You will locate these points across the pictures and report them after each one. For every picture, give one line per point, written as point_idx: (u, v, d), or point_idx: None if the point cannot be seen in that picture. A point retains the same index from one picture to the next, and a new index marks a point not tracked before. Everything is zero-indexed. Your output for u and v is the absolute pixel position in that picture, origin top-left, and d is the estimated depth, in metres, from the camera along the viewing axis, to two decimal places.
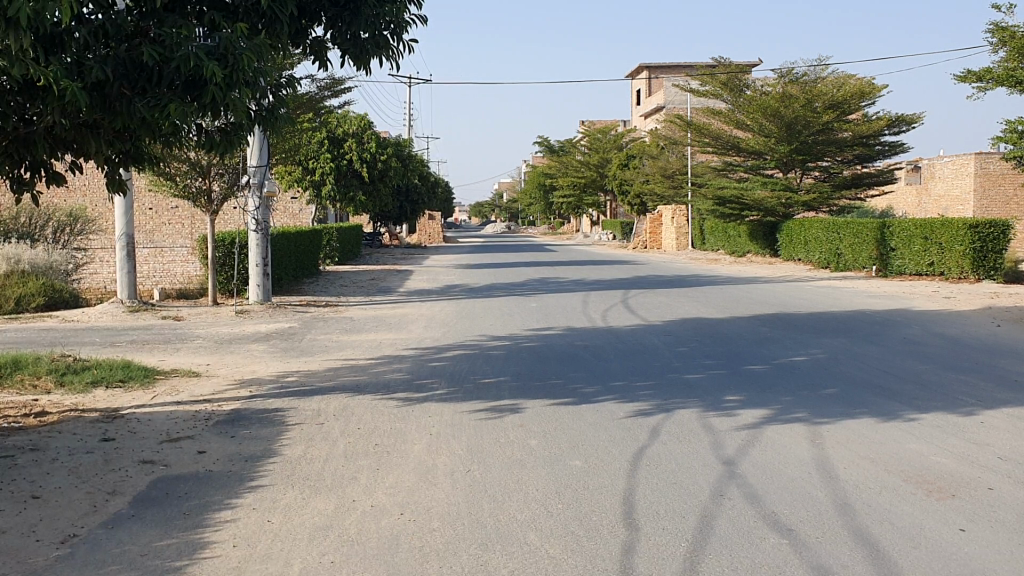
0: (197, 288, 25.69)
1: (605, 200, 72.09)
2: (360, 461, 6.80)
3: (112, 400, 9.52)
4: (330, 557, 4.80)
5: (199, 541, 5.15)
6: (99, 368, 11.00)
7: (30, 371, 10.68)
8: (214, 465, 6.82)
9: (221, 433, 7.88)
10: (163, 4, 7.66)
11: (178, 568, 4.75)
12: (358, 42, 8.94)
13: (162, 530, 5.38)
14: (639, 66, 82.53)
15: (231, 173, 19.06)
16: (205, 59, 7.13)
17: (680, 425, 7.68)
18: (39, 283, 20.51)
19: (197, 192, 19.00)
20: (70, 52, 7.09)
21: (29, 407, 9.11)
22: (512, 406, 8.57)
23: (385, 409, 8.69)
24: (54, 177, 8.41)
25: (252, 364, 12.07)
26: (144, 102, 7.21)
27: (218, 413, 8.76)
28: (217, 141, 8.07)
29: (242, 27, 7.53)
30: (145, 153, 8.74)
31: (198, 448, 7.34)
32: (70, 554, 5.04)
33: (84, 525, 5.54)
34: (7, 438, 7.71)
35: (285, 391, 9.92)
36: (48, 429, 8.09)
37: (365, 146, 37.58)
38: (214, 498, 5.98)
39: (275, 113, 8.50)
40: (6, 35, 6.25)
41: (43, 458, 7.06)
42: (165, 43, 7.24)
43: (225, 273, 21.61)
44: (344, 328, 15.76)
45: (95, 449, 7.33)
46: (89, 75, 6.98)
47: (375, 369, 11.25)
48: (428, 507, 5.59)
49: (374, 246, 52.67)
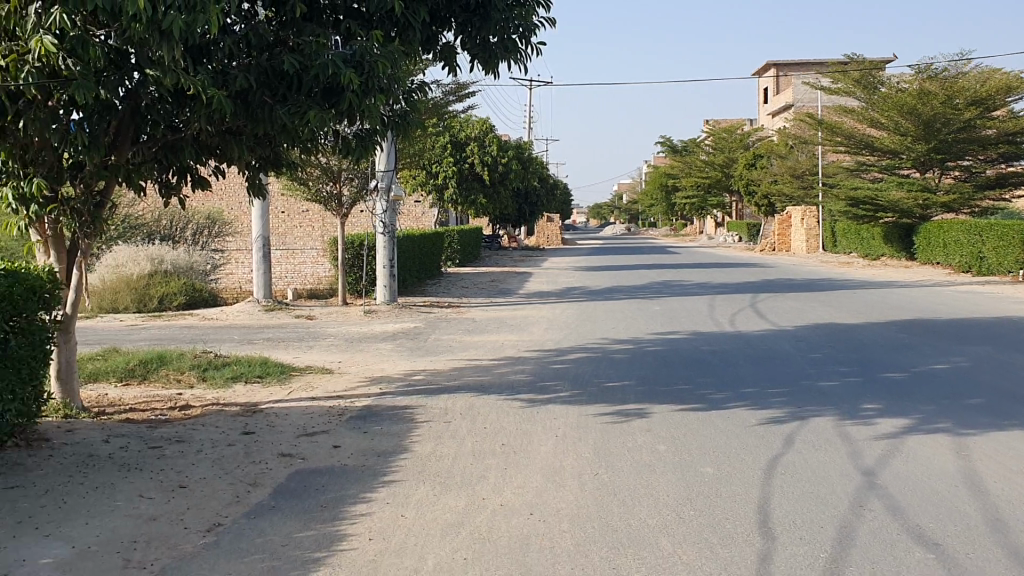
0: (327, 289, 26.56)
1: (731, 200, 70.77)
2: (489, 460, 6.86)
3: (250, 396, 9.90)
4: (463, 554, 4.86)
5: (336, 534, 5.30)
6: (237, 364, 11.46)
7: (174, 367, 11.23)
8: (349, 460, 7.01)
9: (352, 429, 8.08)
10: (302, 15, 7.99)
11: (317, 559, 4.89)
12: (487, 46, 9.05)
13: (301, 521, 5.56)
14: (767, 65, 80.53)
15: (360, 177, 19.40)
16: (342, 65, 7.34)
17: (816, 434, 7.44)
18: (180, 283, 21.60)
19: (328, 196, 19.39)
20: (217, 60, 7.43)
21: (174, 400, 9.58)
22: (640, 411, 8.49)
23: (512, 410, 8.74)
24: (200, 181, 8.81)
25: (381, 363, 12.35)
26: (284, 109, 7.48)
27: (350, 410, 8.99)
28: (352, 147, 8.31)
29: (376, 34, 7.73)
30: (283, 158, 9.03)
31: (332, 443, 7.56)
32: (215, 542, 5.26)
33: (227, 514, 5.78)
34: (155, 430, 8.12)
35: (412, 390, 10.11)
36: (192, 422, 8.49)
37: (487, 149, 37.95)
38: (349, 492, 6.14)
39: (407, 117, 8.70)
40: (160, 47, 6.56)
41: (188, 450, 7.40)
42: (304, 52, 7.51)
43: (353, 274, 22.27)
44: (468, 329, 15.93)
45: (236, 443, 7.64)
46: (234, 84, 7.28)
47: (500, 371, 11.33)
48: (558, 509, 5.60)
49: (494, 247, 53.14)
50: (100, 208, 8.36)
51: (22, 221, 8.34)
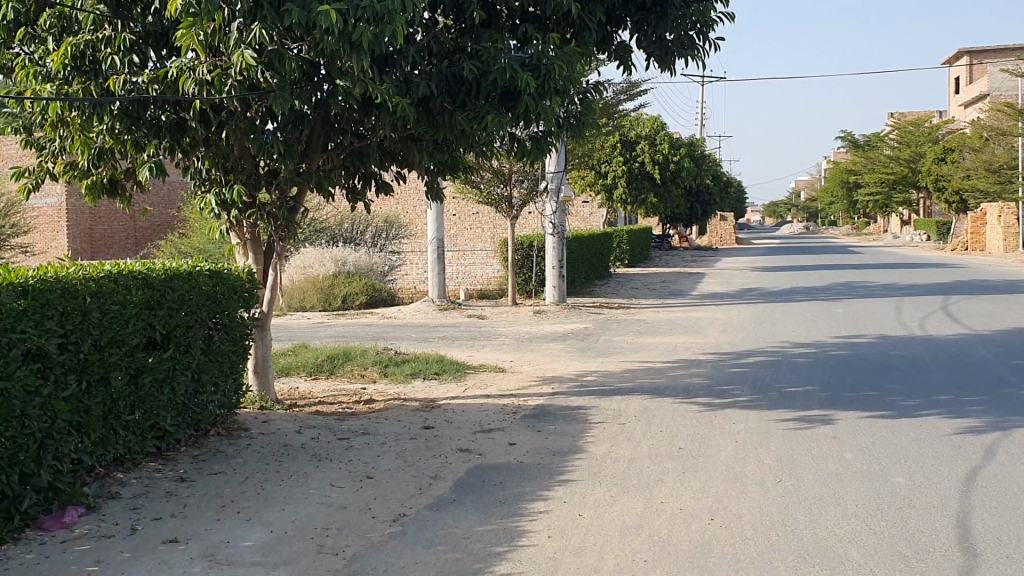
0: (499, 289, 27.06)
1: (918, 197, 66.98)
2: (666, 463, 6.80)
3: (429, 392, 10.23)
4: (643, 556, 4.85)
5: (516, 530, 5.40)
6: (416, 361, 11.86)
7: (357, 363, 11.75)
8: (525, 457, 7.13)
9: (528, 427, 8.20)
10: (480, 21, 8.17)
11: (499, 553, 5.00)
12: (662, 43, 8.96)
13: (482, 515, 5.71)
14: (959, 53, 75.69)
15: (531, 180, 19.73)
16: (520, 69, 7.46)
17: (1020, 446, 6.94)
18: (362, 283, 22.53)
19: (499, 198, 19.87)
20: (401, 69, 7.70)
21: (358, 395, 10.04)
22: (823, 417, 8.19)
23: (688, 413, 8.63)
24: (383, 186, 9.17)
25: (554, 362, 12.47)
26: (464, 114, 7.67)
27: (525, 408, 9.14)
28: (528, 149, 8.42)
29: (553, 37, 7.80)
30: (461, 162, 9.26)
31: (509, 440, 7.70)
32: (401, 532, 5.48)
33: (411, 506, 6.00)
34: (343, 422, 8.54)
35: (585, 390, 10.15)
36: (376, 415, 8.87)
37: (658, 148, 37.65)
38: (527, 489, 6.24)
39: (582, 119, 8.74)
40: (349, 58, 6.86)
41: (373, 442, 7.73)
42: (482, 57, 7.67)
43: (524, 275, 22.61)
44: (640, 331, 15.84)
45: (417, 437, 7.91)
46: (416, 91, 7.54)
47: (673, 373, 11.20)
48: (739, 514, 5.49)
49: (665, 247, 52.54)
50: (292, 213, 8.83)
51: (224, 225, 8.92)
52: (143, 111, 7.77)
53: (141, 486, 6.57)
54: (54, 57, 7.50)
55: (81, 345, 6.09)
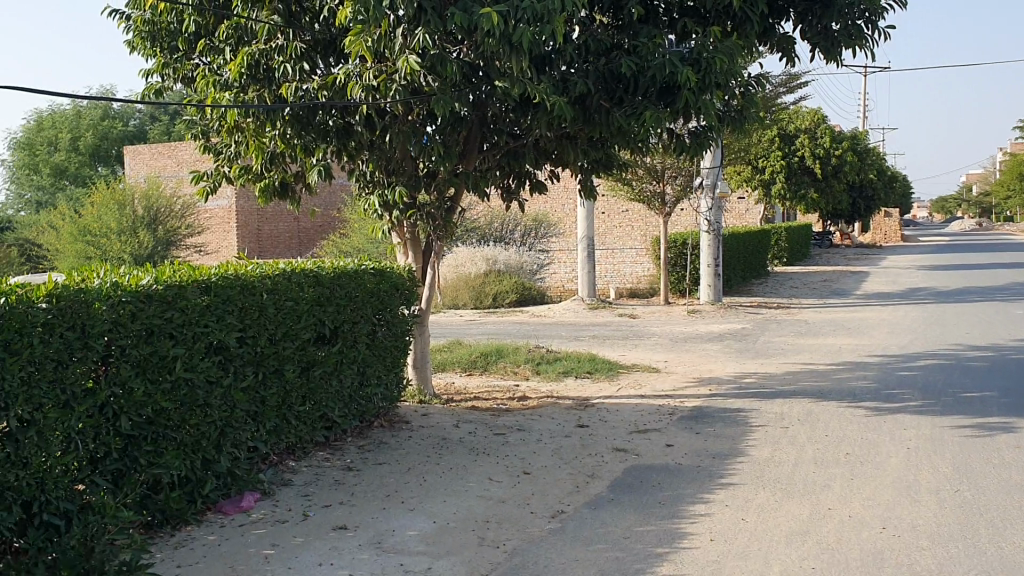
0: (650, 288, 26.82)
1: None
2: (832, 468, 6.56)
3: (582, 390, 10.25)
4: (812, 564, 4.69)
5: (677, 531, 5.34)
6: (569, 359, 11.90)
7: (511, 360, 11.90)
8: (683, 458, 7.03)
9: (685, 428, 8.08)
10: (638, 17, 8.10)
11: (659, 554, 4.95)
12: (829, 33, 8.64)
13: (642, 516, 5.66)
14: None
15: (685, 176, 19.39)
16: (679, 64, 7.35)
17: None
18: (512, 281, 22.81)
19: (652, 195, 19.67)
20: (559, 69, 7.71)
21: (513, 391, 10.16)
22: (1004, 425, 7.70)
23: (853, 418, 8.29)
24: (539, 184, 9.22)
25: (709, 363, 12.25)
26: (622, 111, 7.63)
27: (681, 409, 9.01)
28: (687, 144, 8.29)
29: (714, 30, 7.65)
30: (616, 159, 9.21)
31: (666, 441, 7.61)
32: (561, 528, 5.51)
33: (570, 503, 6.02)
34: (499, 418, 8.67)
35: (744, 392, 9.92)
36: (531, 412, 8.96)
37: (818, 141, 36.56)
38: (687, 491, 6.14)
39: (743, 113, 8.53)
40: (509, 59, 6.95)
41: (530, 439, 7.80)
42: (640, 53, 7.60)
43: (677, 273, 22.33)
44: (800, 331, 15.35)
45: (572, 434, 7.93)
46: (574, 90, 7.55)
47: (836, 376, 10.80)
48: (914, 525, 5.23)
49: (824, 245, 50.72)
50: (450, 212, 9.01)
51: (386, 225, 9.20)
52: (312, 116, 8.11)
53: (311, 474, 6.86)
54: (231, 66, 7.90)
55: (259, 339, 6.43)
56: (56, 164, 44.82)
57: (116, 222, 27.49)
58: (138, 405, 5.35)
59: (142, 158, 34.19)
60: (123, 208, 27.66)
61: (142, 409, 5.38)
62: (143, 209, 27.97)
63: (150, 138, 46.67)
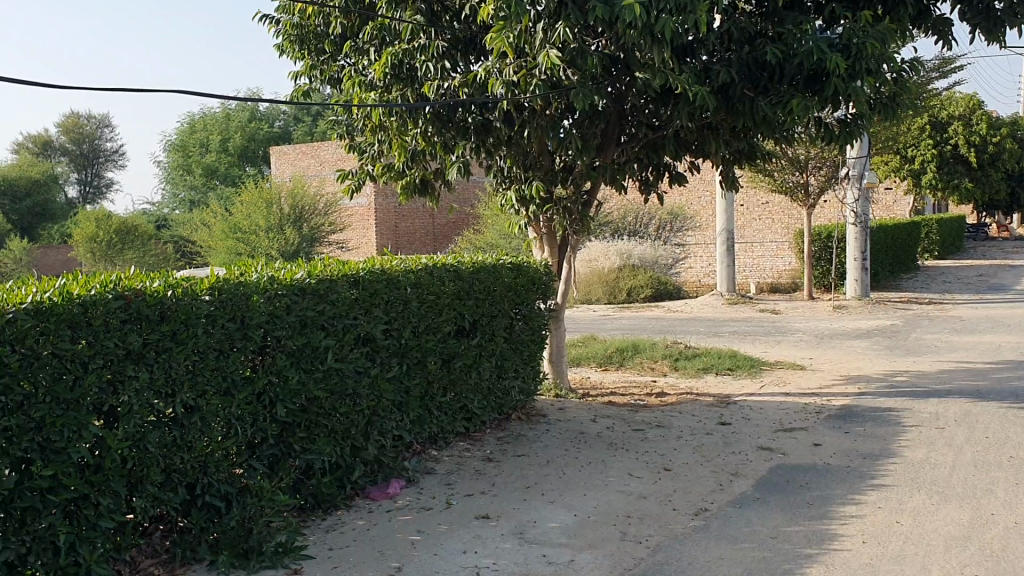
0: (791, 283, 26.09)
1: None
2: (994, 472, 6.22)
3: (722, 387, 10.06)
4: (974, 572, 4.47)
5: (827, 533, 5.17)
6: (708, 355, 11.70)
7: (649, 355, 11.79)
8: (832, 459, 6.80)
9: (833, 428, 7.82)
10: (784, 3, 7.87)
11: (809, 555, 4.82)
12: (990, 13, 8.16)
13: (789, 515, 5.51)
14: None
15: (830, 166, 18.69)
16: (828, 50, 7.09)
17: None
18: (648, 276, 22.68)
19: (795, 186, 19.11)
20: (700, 57, 7.66)
21: (651, 387, 10.07)
22: None
23: (1016, 420, 7.83)
24: (678, 177, 9.09)
25: (857, 361, 11.81)
26: (767, 100, 7.43)
27: (828, 408, 8.73)
28: (835, 133, 7.99)
29: (866, 14, 7.35)
30: (758, 150, 8.97)
31: (813, 440, 7.39)
32: (705, 526, 5.43)
33: (713, 501, 5.92)
34: (638, 414, 8.61)
35: (895, 391, 9.51)
36: (671, 408, 8.85)
37: (974, 128, 34.65)
38: (836, 492, 5.94)
39: (897, 99, 8.15)
40: (650, 50, 6.87)
41: (670, 435, 7.72)
42: (786, 41, 7.39)
43: (821, 268, 21.65)
44: (955, 329, 14.60)
45: (714, 432, 7.79)
46: (717, 79, 7.41)
47: (997, 375, 10.21)
48: None
49: (979, 237, 48.04)
50: (588, 206, 8.98)
51: (523, 219, 9.26)
52: (453, 113, 8.24)
53: (452, 464, 6.99)
54: (375, 66, 8.10)
55: (403, 331, 6.60)
56: (208, 164, 47.27)
57: (264, 220, 28.75)
58: (292, 393, 5.57)
59: (288, 158, 35.60)
60: (271, 206, 28.91)
61: (296, 397, 5.60)
62: (289, 206, 29.13)
63: (293, 138, 48.56)
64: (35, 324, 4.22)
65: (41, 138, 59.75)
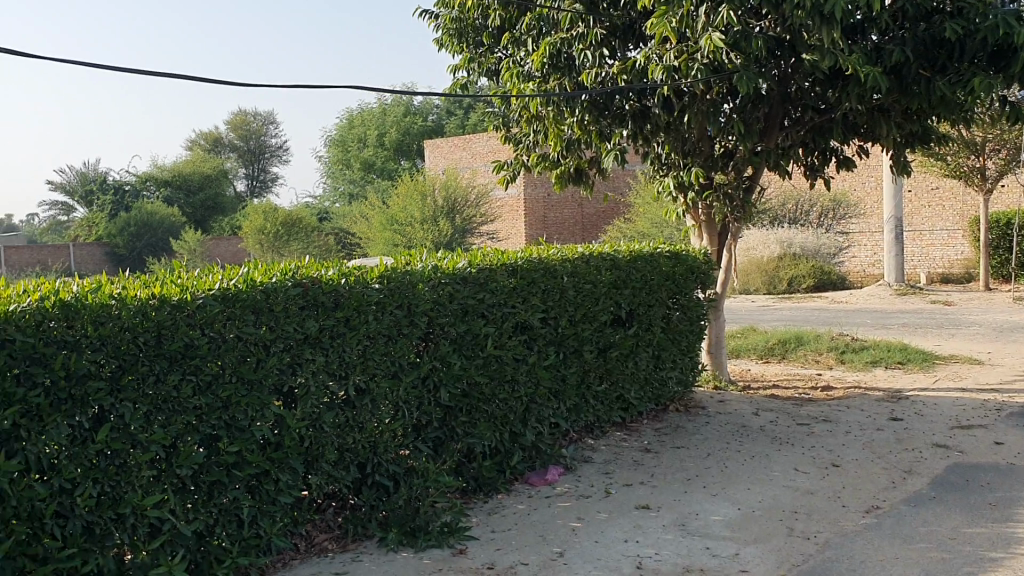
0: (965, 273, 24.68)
1: None
2: None
3: (893, 381, 9.63)
4: None
5: (1013, 536, 4.88)
6: (877, 348, 11.22)
7: (812, 348, 11.42)
8: (1016, 459, 6.40)
9: (1017, 426, 7.35)
10: None
11: (993, 559, 4.56)
12: None
13: (969, 517, 5.23)
14: None
15: (1010, 149, 17.56)
16: (1015, 24, 6.64)
17: None
18: (810, 266, 22.09)
19: (970, 171, 18.15)
20: (871, 37, 7.35)
21: (815, 381, 9.75)
22: None
23: None
24: (845, 162, 8.73)
25: None
26: (945, 79, 7.03)
27: (1011, 405, 8.20)
28: (1021, 113, 7.48)
29: None
30: (934, 132, 8.51)
31: (994, 439, 6.97)
32: (878, 524, 5.22)
33: (886, 499, 5.68)
34: (802, 407, 8.35)
35: None
36: (837, 402, 8.54)
37: None
38: (1022, 494, 5.59)
39: None
40: (818, 30, 6.62)
41: (836, 430, 7.45)
42: (967, 16, 6.96)
43: (998, 257, 20.37)
44: None
45: (884, 428, 7.47)
46: (890, 59, 7.07)
47: None
48: None
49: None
50: (749, 193, 8.76)
51: (682, 207, 9.13)
52: (610, 101, 8.23)
53: (610, 453, 6.98)
54: (534, 56, 8.18)
55: (561, 320, 6.64)
56: (365, 158, 48.94)
57: (420, 212, 29.55)
58: (454, 378, 5.71)
59: (441, 151, 36.38)
60: (425, 198, 29.67)
61: (458, 382, 5.74)
62: (443, 198, 29.79)
63: (445, 131, 49.58)
64: (223, 308, 4.49)
65: (213, 136, 63.39)
